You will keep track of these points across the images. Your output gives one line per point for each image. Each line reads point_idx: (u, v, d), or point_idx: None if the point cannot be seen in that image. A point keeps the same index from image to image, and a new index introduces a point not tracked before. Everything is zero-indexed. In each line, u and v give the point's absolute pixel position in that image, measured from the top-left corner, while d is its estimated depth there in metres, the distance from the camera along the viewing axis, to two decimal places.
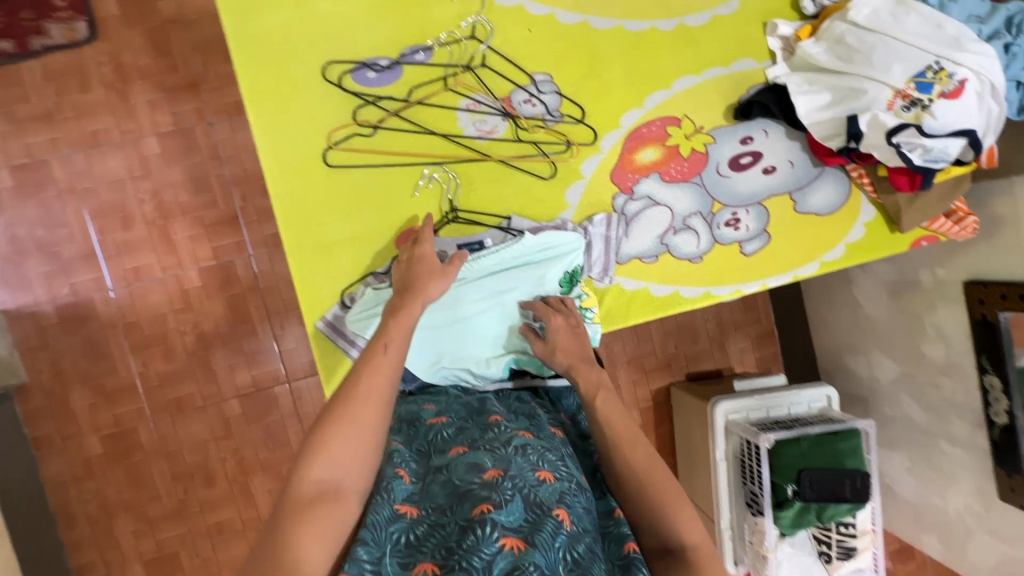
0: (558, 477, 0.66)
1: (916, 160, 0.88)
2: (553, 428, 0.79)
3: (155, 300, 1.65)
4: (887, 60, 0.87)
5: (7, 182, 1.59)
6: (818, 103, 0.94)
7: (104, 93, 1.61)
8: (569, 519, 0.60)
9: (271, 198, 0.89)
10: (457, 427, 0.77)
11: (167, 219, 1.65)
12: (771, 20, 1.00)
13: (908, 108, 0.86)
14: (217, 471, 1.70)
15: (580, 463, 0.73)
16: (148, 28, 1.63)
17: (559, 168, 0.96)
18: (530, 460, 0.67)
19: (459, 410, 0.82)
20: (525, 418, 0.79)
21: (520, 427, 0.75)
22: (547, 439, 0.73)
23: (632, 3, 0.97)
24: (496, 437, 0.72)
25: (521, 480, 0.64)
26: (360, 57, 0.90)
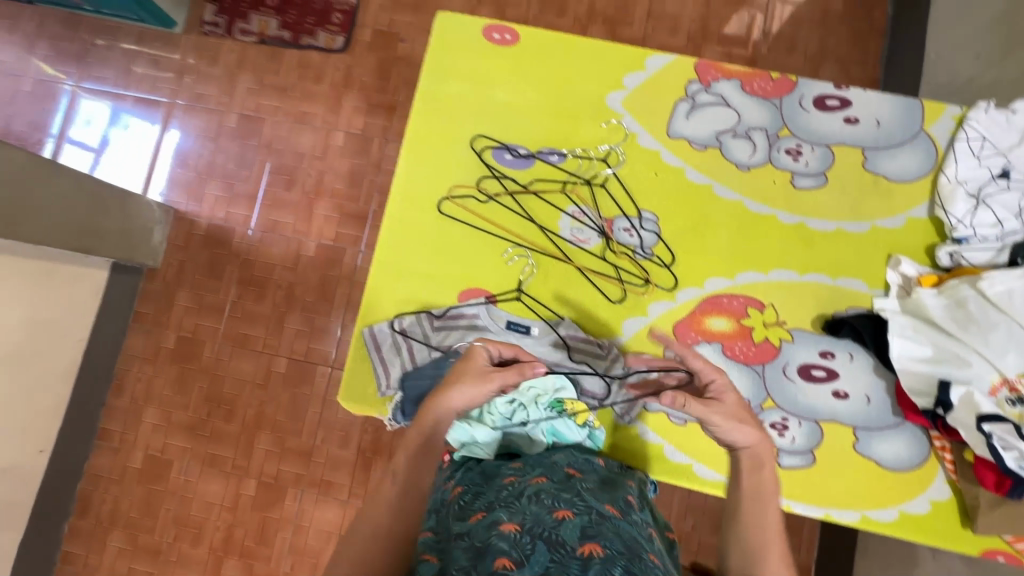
0: (575, 513, 0.67)
1: (1010, 463, 0.80)
2: (572, 469, 0.81)
3: (275, 252, 1.94)
4: (1003, 345, 0.84)
5: (231, 123, 2.02)
6: (915, 353, 0.89)
7: (328, 89, 2.01)
8: (597, 550, 0.61)
9: (385, 217, 1.05)
10: (472, 493, 0.75)
11: (318, 196, 1.96)
12: (896, 255, 0.98)
13: (1012, 402, 0.82)
14: (239, 411, 1.88)
15: (600, 494, 0.75)
16: (382, 56, 2.02)
17: (629, 298, 1.00)
18: (544, 504, 0.68)
19: (471, 477, 0.80)
20: (541, 465, 0.80)
21: (534, 475, 0.77)
22: (563, 483, 0.75)
23: (761, 186, 1.02)
24: (511, 493, 0.72)
25: (540, 526, 0.64)
26: (507, 141, 1.04)
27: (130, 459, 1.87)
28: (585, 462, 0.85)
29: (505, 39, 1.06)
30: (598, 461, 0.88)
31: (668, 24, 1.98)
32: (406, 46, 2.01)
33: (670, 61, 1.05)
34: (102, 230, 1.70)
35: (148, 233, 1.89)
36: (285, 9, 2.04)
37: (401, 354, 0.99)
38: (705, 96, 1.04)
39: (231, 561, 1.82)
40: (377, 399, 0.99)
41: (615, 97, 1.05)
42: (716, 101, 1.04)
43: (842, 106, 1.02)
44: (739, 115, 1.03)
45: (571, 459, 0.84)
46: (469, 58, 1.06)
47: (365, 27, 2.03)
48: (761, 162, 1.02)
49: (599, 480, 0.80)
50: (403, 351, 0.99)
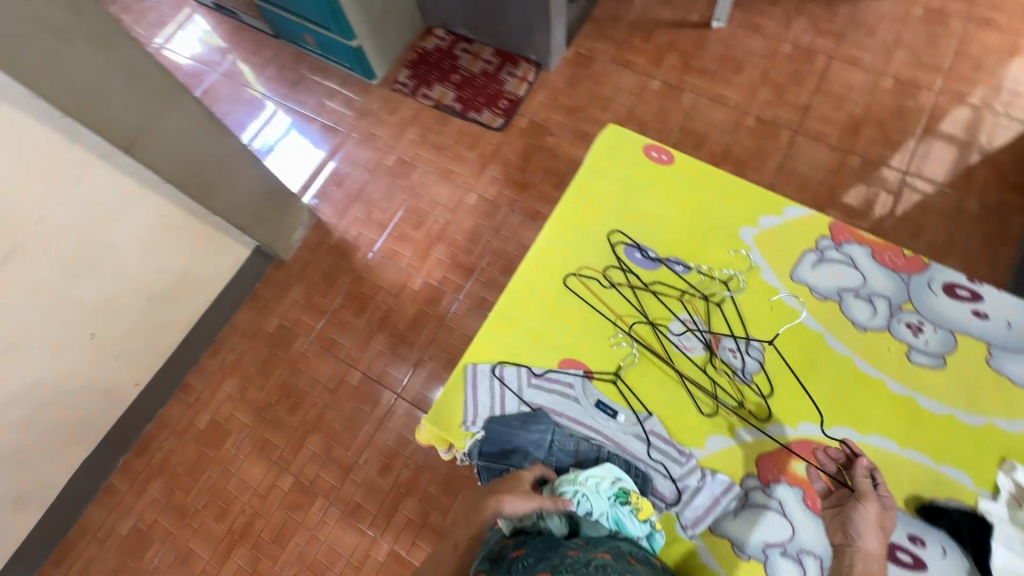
0: None
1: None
2: (635, 560, 0.83)
3: (385, 277, 2.15)
4: None
5: (388, 162, 2.34)
6: None
7: (476, 157, 2.29)
8: None
9: (515, 274, 1.17)
10: (536, 557, 0.78)
11: (438, 241, 2.18)
12: (1010, 460, 0.94)
13: None
14: (304, 407, 2.00)
15: None
16: (530, 142, 2.29)
17: (719, 415, 1.02)
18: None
19: (535, 542, 0.82)
20: (606, 544, 0.83)
21: (601, 552, 0.80)
22: (627, 567, 0.79)
23: (874, 349, 1.04)
24: (576, 560, 0.76)
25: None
26: (639, 242, 1.16)
27: (197, 418, 2.02)
28: (648, 561, 0.86)
29: (661, 159, 1.22)
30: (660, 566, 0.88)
31: (795, 181, 2.11)
32: (553, 140, 2.28)
33: (806, 215, 1.14)
34: (262, 217, 1.98)
35: (291, 231, 2.17)
36: (463, 87, 2.41)
37: (493, 398, 1.06)
38: (834, 252, 1.11)
39: (242, 549, 1.85)
40: (458, 431, 1.05)
41: (747, 231, 1.15)
42: (843, 260, 1.10)
43: (972, 298, 1.05)
44: (864, 278, 1.08)
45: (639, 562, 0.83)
46: (625, 166, 1.22)
47: (523, 117, 2.34)
48: (879, 327, 1.05)
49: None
50: (495, 396, 1.06)
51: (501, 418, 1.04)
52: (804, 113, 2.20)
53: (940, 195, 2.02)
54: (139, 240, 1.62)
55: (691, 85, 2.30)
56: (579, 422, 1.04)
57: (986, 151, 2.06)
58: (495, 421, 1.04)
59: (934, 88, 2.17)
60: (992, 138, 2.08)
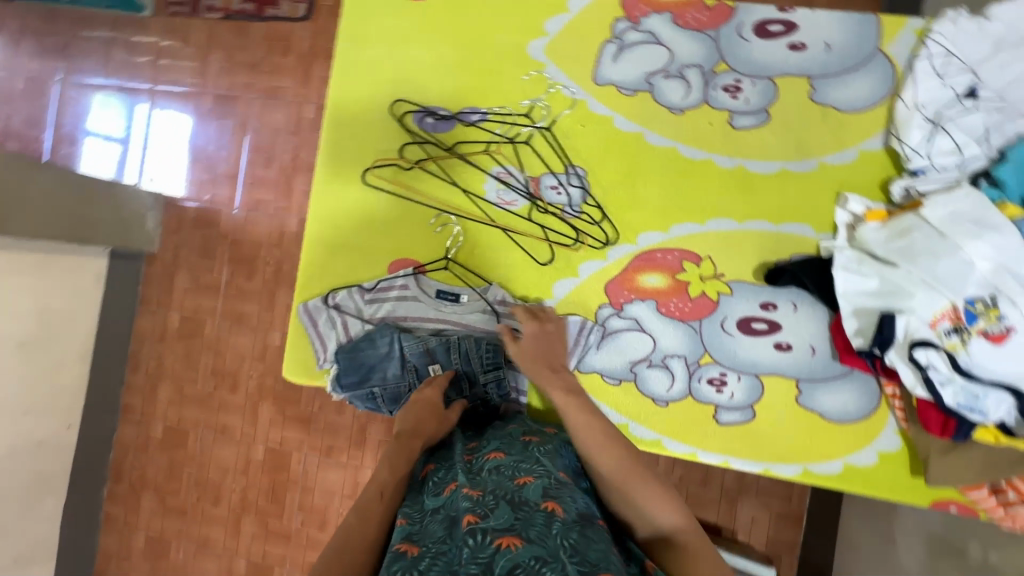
0: (536, 477, 0.70)
1: (949, 399, 0.76)
2: (529, 437, 0.84)
3: (259, 230, 1.76)
4: (951, 276, 0.76)
5: (207, 105, 1.81)
6: (860, 287, 0.82)
7: (301, 43, 1.77)
8: (558, 508, 0.64)
9: (314, 194, 1.03)
10: (445, 468, 0.78)
11: (294, 170, 1.76)
12: (845, 193, 0.90)
13: (950, 333, 0.76)
14: (242, 383, 1.72)
15: (558, 460, 0.78)
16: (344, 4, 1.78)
17: (558, 259, 0.97)
18: (506, 475, 0.72)
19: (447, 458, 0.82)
20: (500, 438, 0.84)
21: (494, 449, 0.80)
22: (519, 449, 0.79)
23: (695, 131, 0.94)
24: (472, 466, 0.77)
25: (502, 490, 0.67)
26: (427, 105, 1.00)
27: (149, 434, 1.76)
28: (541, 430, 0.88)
29: None
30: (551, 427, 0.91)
31: None
32: None
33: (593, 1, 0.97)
34: (92, 217, 1.55)
35: (140, 220, 1.73)
36: None
37: (335, 328, 1.00)
38: (633, 35, 0.96)
39: (248, 520, 1.67)
40: (317, 373, 1.02)
41: (536, 45, 0.98)
42: (646, 40, 0.95)
43: (786, 32, 0.92)
44: (670, 53, 0.95)
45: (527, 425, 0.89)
46: (382, 18, 1.02)
47: None
48: (695, 104, 0.94)
49: (556, 447, 0.83)
50: (336, 326, 1.00)
51: (351, 347, 0.97)
52: None
53: None
54: None
55: None
56: (426, 319, 0.99)
57: None
58: (345, 352, 0.96)
59: None
60: None
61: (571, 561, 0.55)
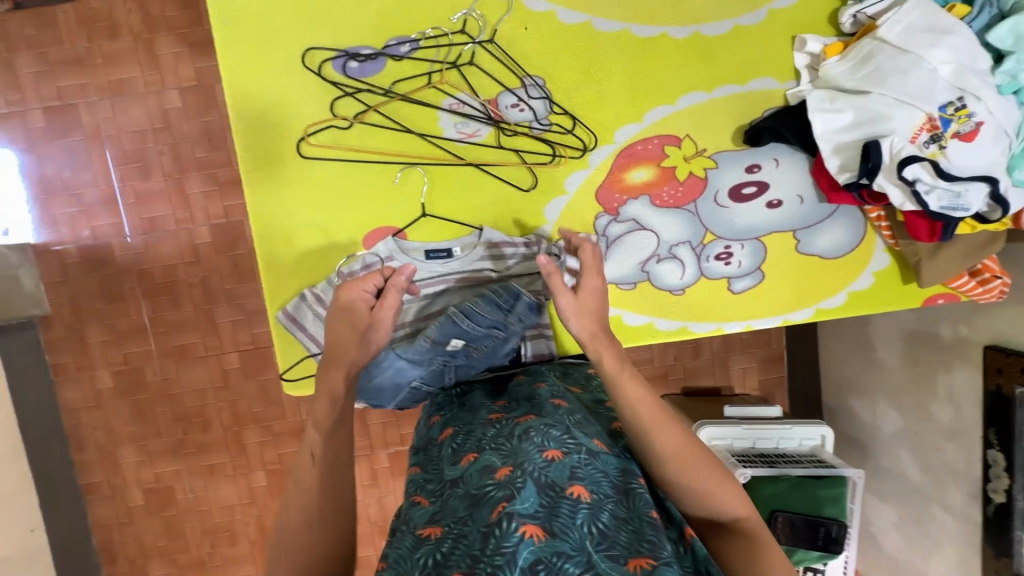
0: (565, 452, 0.65)
1: (935, 205, 0.81)
2: (558, 398, 0.77)
3: (167, 252, 1.50)
4: (922, 87, 0.79)
5: (39, 122, 1.44)
6: (837, 123, 0.84)
7: (132, 18, 1.43)
8: (585, 493, 0.60)
9: (244, 184, 0.88)
10: (464, 434, 0.75)
11: (183, 173, 1.48)
12: (800, 35, 0.89)
13: (928, 143, 0.81)
14: (214, 419, 1.57)
15: (588, 427, 0.72)
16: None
17: (540, 181, 0.91)
18: (535, 442, 0.65)
19: (464, 418, 0.79)
20: (525, 400, 0.77)
21: (521, 413, 0.73)
22: (552, 414, 0.71)
23: (643, 5, 0.88)
24: (500, 430, 0.71)
25: (530, 465, 0.62)
26: (345, 46, 0.86)
27: (129, 504, 1.58)
28: (569, 391, 0.81)
29: None
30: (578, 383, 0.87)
31: None
32: None
33: None
34: None
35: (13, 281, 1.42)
36: None
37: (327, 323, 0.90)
38: None
39: None
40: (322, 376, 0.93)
41: None
42: None
43: None
44: None
45: (551, 383, 0.81)
46: None
47: None
48: None
49: (586, 413, 0.76)
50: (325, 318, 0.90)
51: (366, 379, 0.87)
52: None
53: None
54: None
55: None
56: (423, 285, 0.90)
57: None
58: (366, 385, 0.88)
59: None
60: None
61: (597, 551, 0.56)
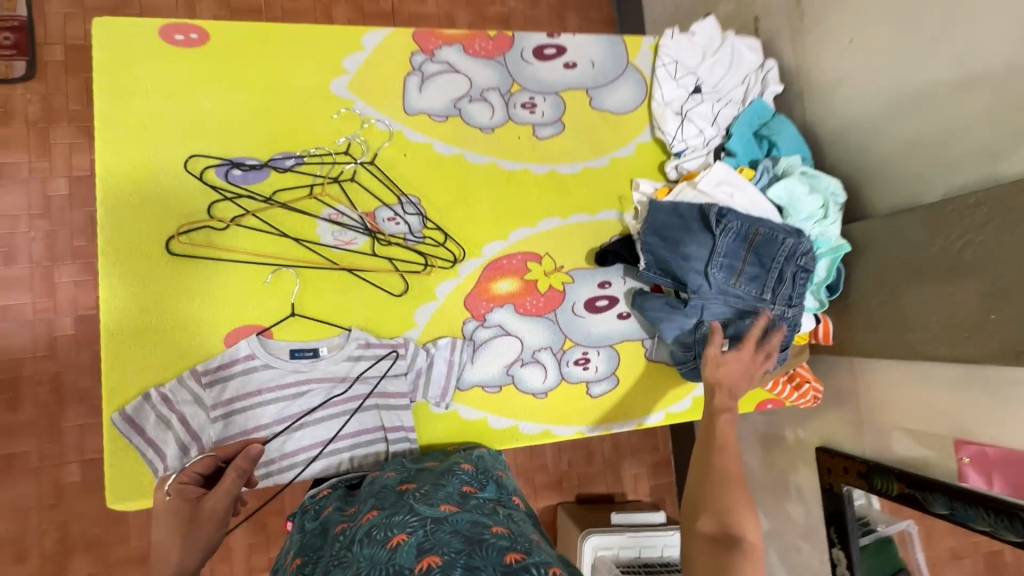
0: (409, 533, 0.62)
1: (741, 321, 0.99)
2: (406, 483, 0.77)
3: (13, 345, 1.35)
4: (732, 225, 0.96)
5: None
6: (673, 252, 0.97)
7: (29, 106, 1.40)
8: (435, 560, 0.57)
9: (101, 277, 0.86)
10: (311, 561, 0.68)
11: (55, 261, 1.39)
12: (636, 179, 1.08)
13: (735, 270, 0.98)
14: (32, 547, 1.32)
15: (436, 498, 0.71)
16: (76, 45, 1.43)
17: (411, 287, 0.97)
18: (377, 542, 0.63)
19: (307, 543, 0.72)
20: (373, 495, 0.75)
21: (366, 513, 0.71)
22: (394, 503, 0.71)
23: (509, 144, 1.04)
24: (345, 542, 0.67)
25: (374, 567, 0.59)
26: (231, 156, 0.92)
27: None
28: (421, 469, 0.82)
29: (192, 41, 0.92)
30: (431, 462, 0.86)
31: None
32: None
33: (387, 37, 1.00)
34: None
35: None
36: None
37: (174, 430, 0.84)
38: (430, 64, 1.01)
39: None
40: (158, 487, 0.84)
41: (339, 83, 0.97)
42: (444, 70, 1.02)
43: (560, 55, 1.08)
44: (469, 79, 1.03)
45: (399, 471, 0.81)
46: (151, 70, 0.90)
47: (53, 43, 1.42)
48: (503, 122, 1.04)
49: (436, 483, 0.77)
50: (171, 423, 0.84)
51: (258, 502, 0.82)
52: None
53: None
54: None
55: None
56: (284, 386, 0.89)
57: None
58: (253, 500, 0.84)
59: None
60: None
61: None
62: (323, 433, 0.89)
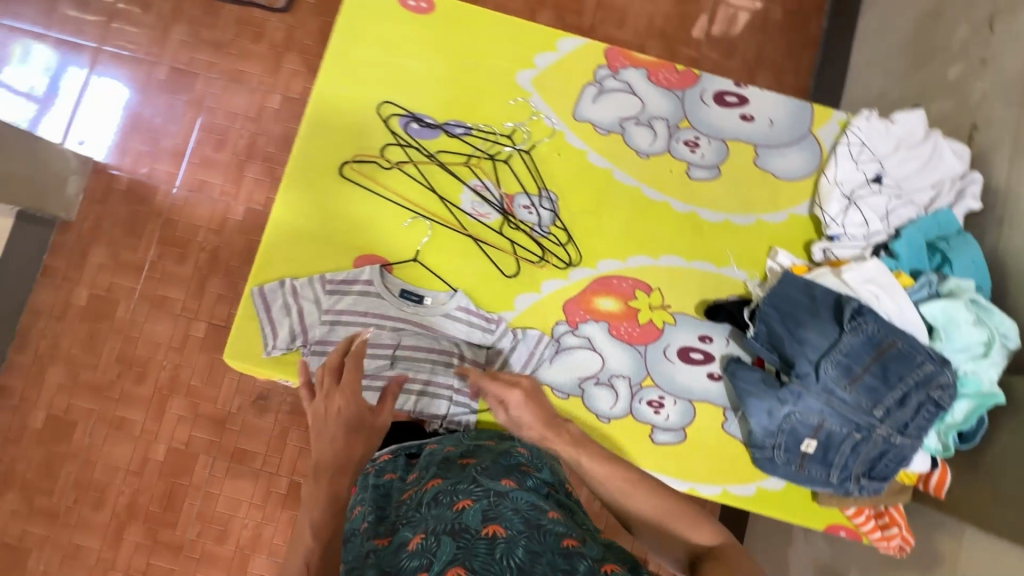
0: (474, 500, 0.67)
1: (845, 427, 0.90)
2: (467, 457, 0.82)
3: (199, 214, 1.75)
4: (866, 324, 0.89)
5: (161, 76, 1.77)
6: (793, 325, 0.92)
7: (276, 34, 1.80)
8: (500, 529, 0.62)
9: (284, 177, 1.02)
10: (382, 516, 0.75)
11: (249, 157, 1.78)
12: (775, 247, 1.04)
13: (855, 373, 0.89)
14: (151, 373, 1.69)
15: (496, 473, 0.75)
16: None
17: (522, 273, 1.02)
18: (444, 504, 0.69)
19: (376, 495, 0.79)
20: (436, 464, 0.80)
21: (432, 478, 0.77)
22: (456, 473, 0.76)
23: (658, 174, 1.05)
24: (414, 503, 0.74)
25: (442, 524, 0.65)
26: (414, 111, 1.04)
27: (29, 420, 1.65)
28: (482, 446, 0.86)
29: (420, 8, 1.06)
30: (487, 440, 0.88)
31: None
32: None
33: (580, 46, 1.07)
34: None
35: (62, 182, 1.66)
36: None
37: (294, 320, 0.97)
38: (611, 81, 1.06)
39: (134, 527, 1.62)
40: (262, 359, 0.97)
41: (525, 75, 1.06)
42: (622, 88, 1.06)
43: (739, 105, 1.07)
44: (643, 103, 1.06)
45: (458, 447, 0.86)
46: (379, 23, 1.05)
47: None
48: (661, 151, 1.05)
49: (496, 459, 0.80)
50: (293, 314, 0.97)
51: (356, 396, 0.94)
52: None
53: None
54: None
55: None
56: (385, 316, 0.98)
57: None
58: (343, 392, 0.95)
59: None
60: None
61: None
62: (403, 370, 0.97)
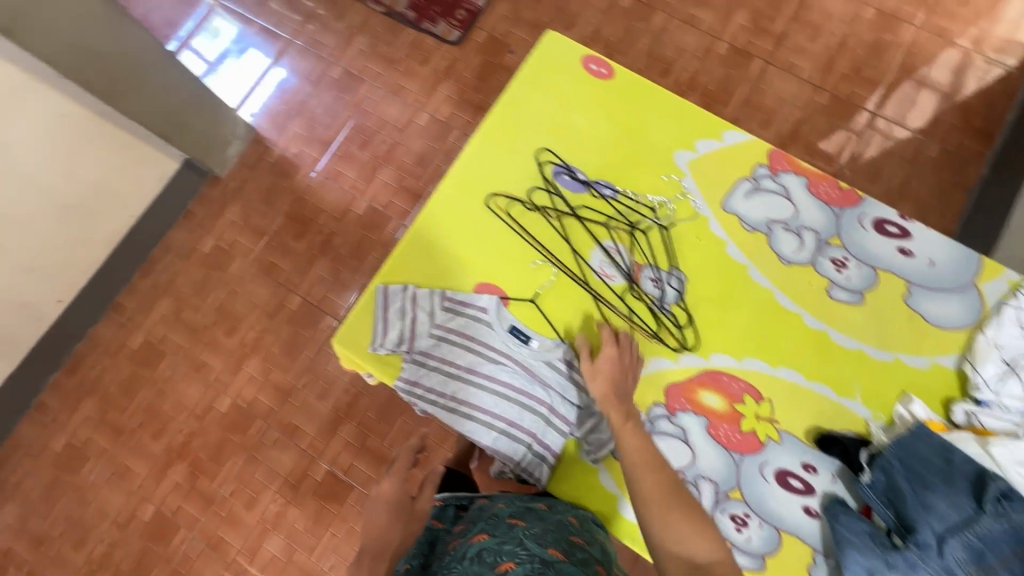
0: (517, 564, 0.69)
1: None
2: (515, 519, 0.83)
3: (327, 198, 2.04)
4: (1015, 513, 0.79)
5: (333, 79, 2.15)
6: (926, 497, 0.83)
7: (436, 66, 2.14)
8: None
9: (434, 193, 1.08)
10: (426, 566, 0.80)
11: (384, 161, 2.06)
12: (910, 394, 0.96)
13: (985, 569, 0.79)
14: (242, 327, 1.96)
15: (543, 540, 0.76)
16: (483, 47, 2.15)
17: (632, 344, 1.00)
18: (486, 563, 0.71)
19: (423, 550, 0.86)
20: (484, 520, 0.84)
21: (478, 533, 0.79)
22: (503, 533, 0.77)
23: (796, 283, 1.01)
24: (457, 556, 0.76)
25: None
26: (569, 163, 1.08)
27: (133, 338, 1.97)
28: (534, 511, 0.86)
29: (600, 73, 1.12)
30: (543, 507, 0.88)
31: (762, 116, 2.04)
32: (504, 66, 2.13)
33: (745, 141, 1.08)
34: (188, 128, 1.80)
35: (225, 145, 2.01)
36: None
37: (404, 327, 1.01)
38: (768, 181, 1.06)
39: (179, 466, 1.86)
40: (366, 353, 1.01)
41: (684, 156, 1.08)
42: (777, 191, 1.05)
43: (900, 237, 1.02)
44: (796, 211, 1.04)
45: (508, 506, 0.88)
46: (558, 77, 1.12)
47: (476, 38, 2.16)
48: (804, 262, 1.02)
49: (545, 527, 0.80)
50: (406, 321, 1.01)
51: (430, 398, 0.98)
52: (779, 43, 2.10)
53: (894, 133, 2.01)
54: (33, 142, 1.47)
55: (664, 5, 2.15)
56: (489, 346, 1.00)
57: (936, 88, 2.04)
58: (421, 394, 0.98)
59: (915, 22, 2.09)
60: (944, 76, 2.04)
61: None
62: (492, 404, 0.97)
